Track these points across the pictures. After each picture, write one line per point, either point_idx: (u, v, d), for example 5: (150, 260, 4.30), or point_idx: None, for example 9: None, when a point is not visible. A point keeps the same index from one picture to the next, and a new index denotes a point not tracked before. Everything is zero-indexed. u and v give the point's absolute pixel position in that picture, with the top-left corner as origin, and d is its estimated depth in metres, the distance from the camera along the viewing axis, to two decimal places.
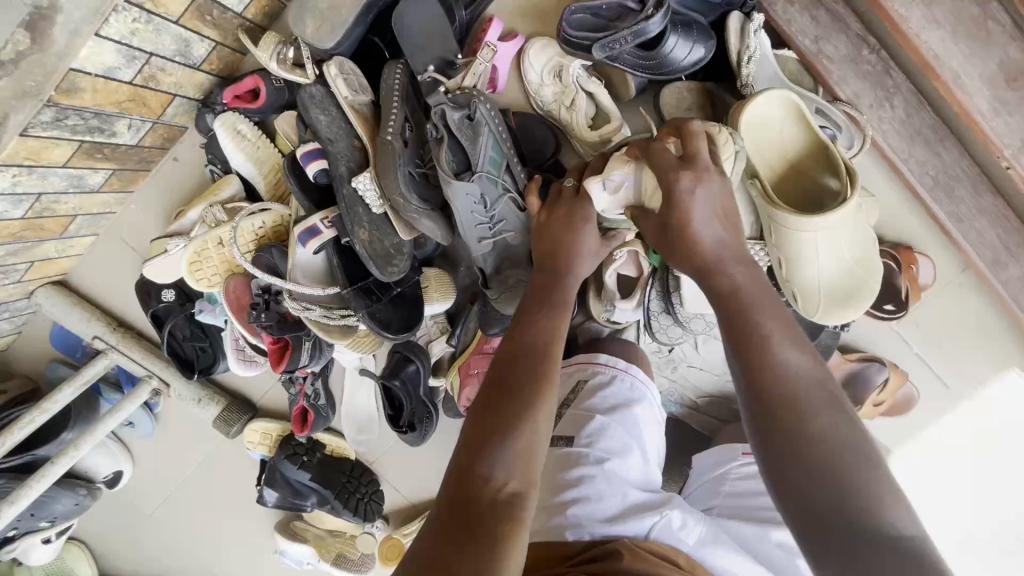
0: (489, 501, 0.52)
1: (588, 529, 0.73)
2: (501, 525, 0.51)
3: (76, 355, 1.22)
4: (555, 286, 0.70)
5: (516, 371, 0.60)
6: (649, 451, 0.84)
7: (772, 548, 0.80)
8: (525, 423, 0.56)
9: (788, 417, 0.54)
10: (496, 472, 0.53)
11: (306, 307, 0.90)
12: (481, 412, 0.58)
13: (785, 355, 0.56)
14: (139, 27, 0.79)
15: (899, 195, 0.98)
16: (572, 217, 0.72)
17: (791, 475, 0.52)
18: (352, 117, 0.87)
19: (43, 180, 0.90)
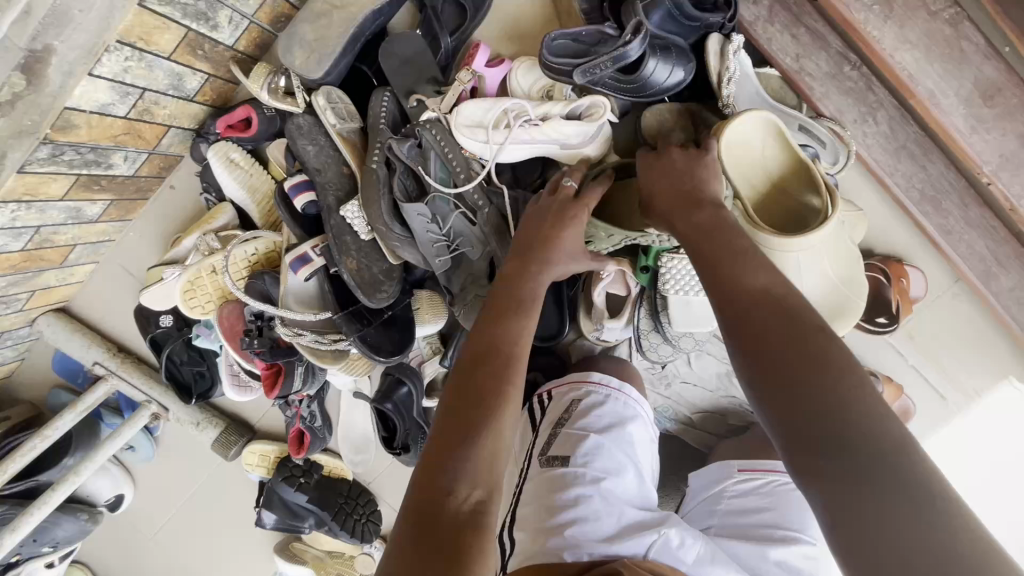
0: (456, 514, 0.52)
1: (586, 549, 0.71)
2: (465, 536, 0.50)
3: (78, 380, 1.24)
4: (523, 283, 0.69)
5: (477, 378, 0.60)
6: (644, 471, 0.83)
7: (771, 567, 0.79)
8: (490, 434, 0.56)
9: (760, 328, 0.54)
10: (458, 485, 0.53)
11: (298, 333, 0.91)
12: (448, 416, 0.58)
13: (748, 273, 0.59)
14: (132, 64, 0.81)
15: (887, 208, 0.98)
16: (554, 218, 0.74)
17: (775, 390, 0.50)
18: (342, 146, 0.90)
19: (41, 214, 0.92)
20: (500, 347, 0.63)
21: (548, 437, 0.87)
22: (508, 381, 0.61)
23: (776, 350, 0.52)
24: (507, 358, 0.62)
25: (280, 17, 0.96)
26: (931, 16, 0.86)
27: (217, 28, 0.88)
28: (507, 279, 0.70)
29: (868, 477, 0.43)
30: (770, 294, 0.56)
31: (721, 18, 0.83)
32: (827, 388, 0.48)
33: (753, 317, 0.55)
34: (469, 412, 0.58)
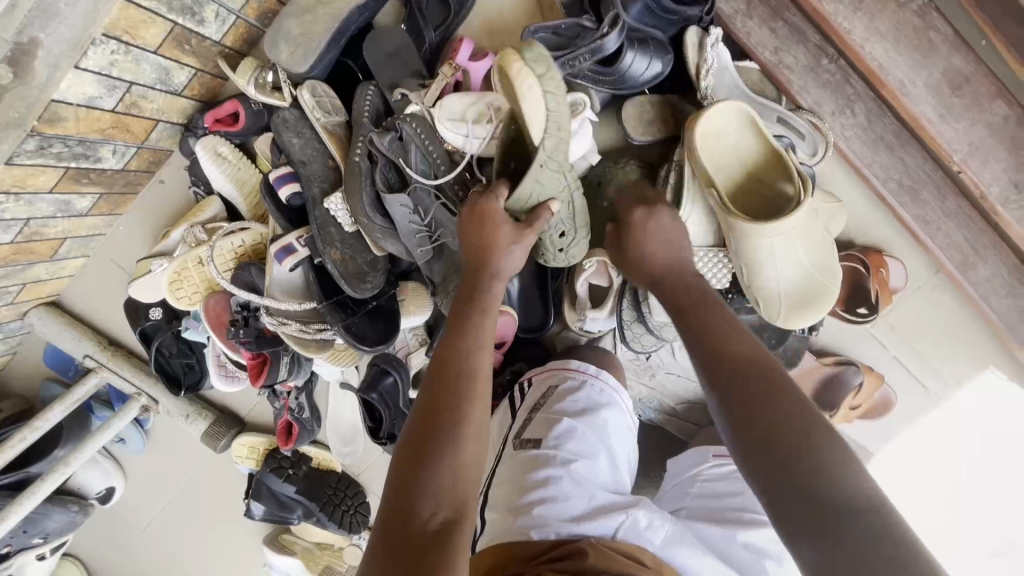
0: (422, 532, 0.53)
1: (552, 529, 0.72)
2: (434, 553, 0.52)
3: (69, 373, 1.25)
4: (476, 293, 0.70)
5: (441, 393, 0.62)
6: (618, 458, 0.84)
7: (737, 549, 0.80)
8: (452, 451, 0.58)
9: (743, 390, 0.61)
10: (423, 503, 0.55)
11: (283, 322, 0.91)
12: (413, 437, 0.60)
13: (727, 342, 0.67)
14: (118, 58, 0.83)
15: (867, 199, 1.00)
16: (479, 224, 0.72)
17: (758, 451, 0.57)
18: (326, 140, 0.92)
19: (30, 207, 0.94)
20: (459, 361, 0.64)
21: (524, 421, 0.89)
22: (469, 396, 0.62)
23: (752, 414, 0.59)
24: (469, 373, 0.63)
25: (267, 12, 0.97)
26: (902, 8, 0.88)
27: (204, 23, 0.89)
28: (464, 295, 0.71)
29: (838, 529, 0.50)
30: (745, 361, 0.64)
31: (698, 11, 0.84)
32: (802, 439, 0.56)
33: (733, 382, 0.62)
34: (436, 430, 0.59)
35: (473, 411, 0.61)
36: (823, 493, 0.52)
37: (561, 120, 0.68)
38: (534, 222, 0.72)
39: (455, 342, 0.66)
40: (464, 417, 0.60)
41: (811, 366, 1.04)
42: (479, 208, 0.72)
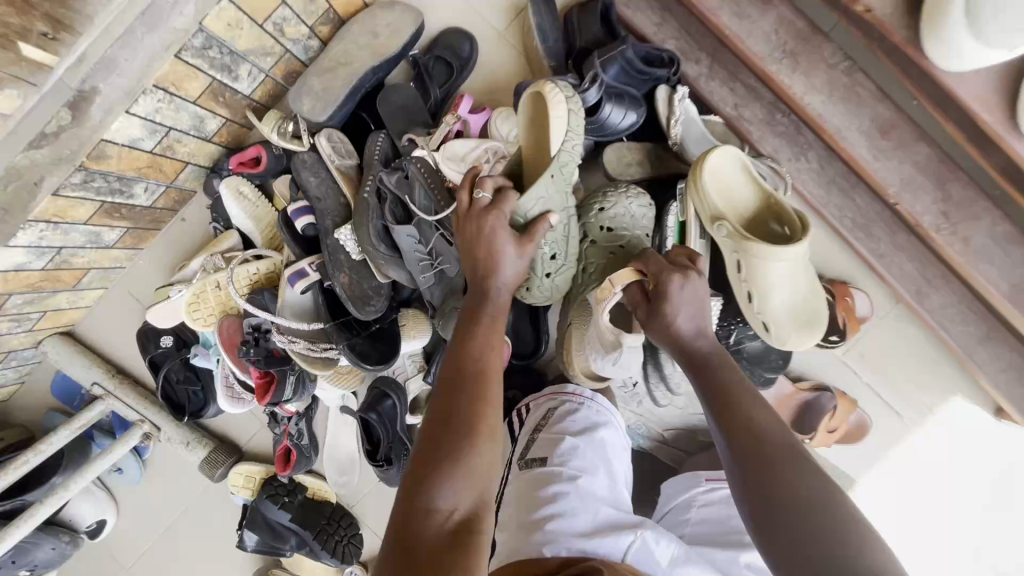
0: (438, 532, 0.56)
1: (563, 543, 0.73)
2: (447, 550, 0.55)
3: (73, 403, 1.27)
4: (485, 302, 0.77)
5: (450, 398, 0.65)
6: (618, 474, 0.88)
7: (742, 570, 0.82)
8: (467, 457, 0.60)
9: (769, 470, 0.62)
10: (440, 503, 0.58)
11: (291, 340, 0.97)
12: (425, 436, 0.63)
13: (754, 412, 0.67)
14: (162, 105, 0.95)
15: (827, 235, 1.10)
16: (480, 237, 0.77)
17: (790, 540, 0.58)
18: (340, 180, 1.02)
19: (65, 236, 1.02)
20: (468, 364, 0.69)
21: (528, 442, 0.94)
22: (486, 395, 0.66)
23: (782, 500, 0.60)
24: (483, 379, 0.67)
25: (293, 72, 1.12)
26: (832, 68, 0.96)
27: (238, 79, 1.03)
28: (471, 308, 0.77)
29: None
30: (772, 441, 0.64)
31: (666, 72, 0.99)
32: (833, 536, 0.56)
33: (763, 461, 0.63)
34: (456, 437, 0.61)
35: (486, 413, 0.64)
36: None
37: (575, 132, 0.83)
38: (537, 230, 0.80)
39: (464, 349, 0.71)
40: (476, 416, 0.64)
41: (789, 391, 1.10)
42: (487, 214, 0.77)
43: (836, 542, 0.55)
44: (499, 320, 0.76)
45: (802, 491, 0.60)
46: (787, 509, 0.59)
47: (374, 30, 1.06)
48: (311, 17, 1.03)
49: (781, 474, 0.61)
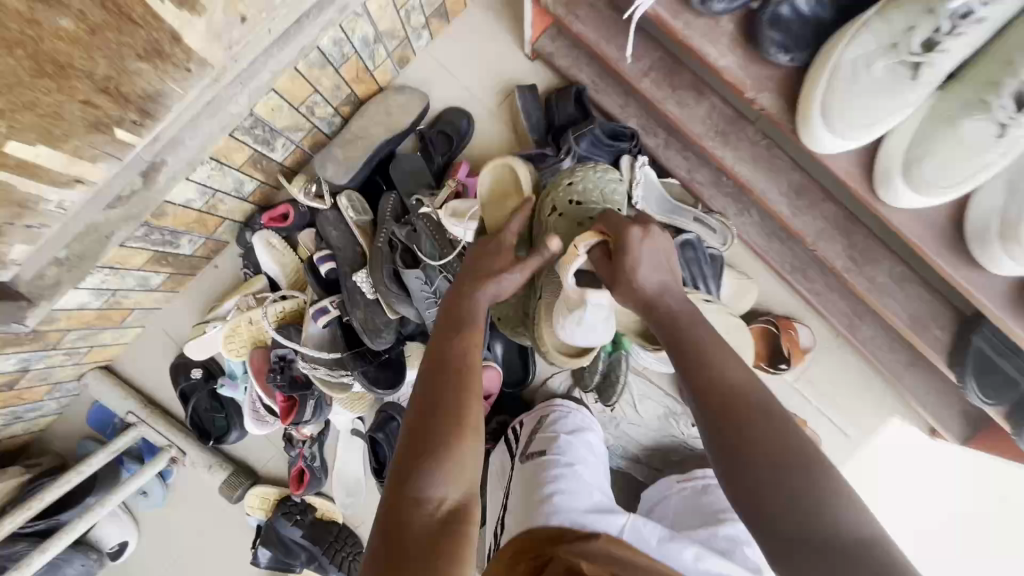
0: (428, 522, 0.63)
1: (567, 514, 0.87)
2: (437, 539, 0.61)
3: (106, 431, 1.40)
4: (466, 301, 0.82)
5: (435, 395, 0.71)
6: (603, 467, 1.04)
7: (721, 540, 0.96)
8: (451, 451, 0.67)
9: (738, 413, 0.64)
10: (428, 495, 0.64)
11: (314, 366, 1.14)
12: (413, 431, 0.69)
13: (721, 362, 0.69)
14: (214, 172, 1.16)
15: (771, 277, 1.29)
16: (482, 259, 0.88)
17: (759, 475, 0.59)
18: (358, 233, 1.22)
19: (121, 280, 1.20)
20: (450, 360, 0.75)
21: (528, 440, 1.10)
22: (468, 390, 0.73)
23: (750, 439, 0.61)
24: (464, 377, 0.73)
25: (318, 143, 1.34)
26: (755, 145, 1.07)
27: (274, 150, 1.24)
28: (451, 306, 0.82)
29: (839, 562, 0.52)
30: (739, 387, 0.66)
31: (629, 146, 1.20)
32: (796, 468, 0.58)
33: (731, 404, 0.64)
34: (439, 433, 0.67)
35: (468, 407, 0.70)
36: (819, 528, 0.54)
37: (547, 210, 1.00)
38: (533, 259, 0.85)
39: (447, 345, 0.76)
40: (461, 412, 0.70)
41: None
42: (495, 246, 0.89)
43: (803, 473, 0.58)
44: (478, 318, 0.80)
45: (767, 441, 0.61)
46: (752, 445, 0.61)
47: (388, 110, 1.30)
48: (337, 100, 1.26)
49: (747, 426, 0.62)
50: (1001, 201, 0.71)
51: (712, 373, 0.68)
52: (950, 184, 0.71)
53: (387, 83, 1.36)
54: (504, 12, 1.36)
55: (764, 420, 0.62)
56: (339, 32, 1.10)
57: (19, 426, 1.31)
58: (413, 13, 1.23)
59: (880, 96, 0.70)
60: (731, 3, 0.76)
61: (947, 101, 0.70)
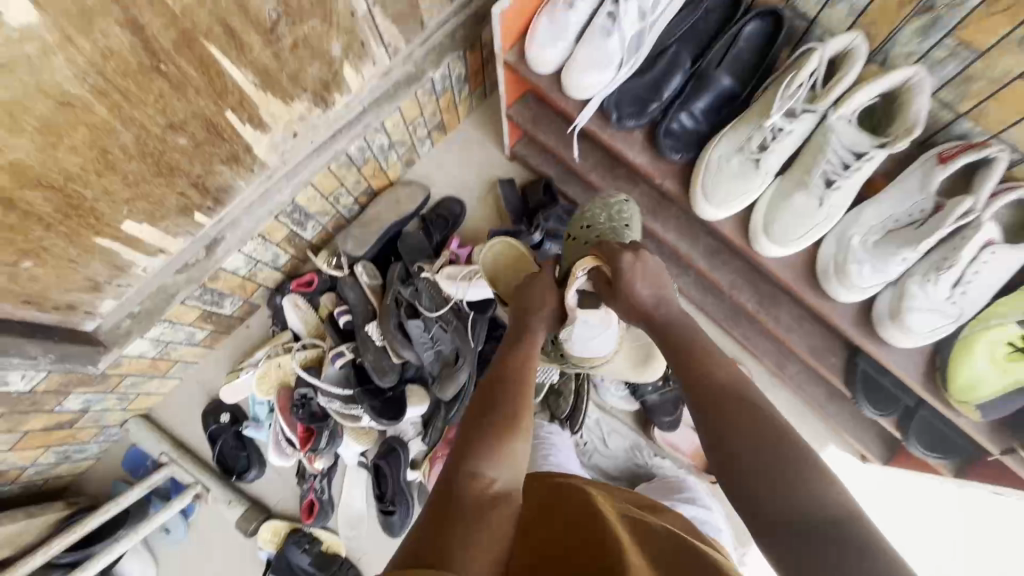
0: (480, 492, 0.71)
1: None
2: (483, 509, 0.69)
3: (137, 473, 1.59)
4: (523, 328, 0.99)
5: (495, 396, 0.86)
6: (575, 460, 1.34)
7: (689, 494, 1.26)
8: (502, 444, 0.78)
9: (732, 413, 0.75)
10: (483, 472, 0.74)
11: (330, 400, 1.38)
12: (472, 425, 0.82)
13: (718, 374, 0.81)
14: (259, 247, 1.47)
15: (712, 326, 1.56)
16: (523, 292, 1.05)
17: (751, 463, 0.68)
18: (370, 293, 1.51)
19: (174, 333, 1.46)
20: (508, 371, 0.90)
21: None
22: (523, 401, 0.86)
23: (744, 435, 0.71)
24: (521, 388, 0.87)
25: (340, 224, 1.66)
26: (679, 219, 1.29)
27: (306, 229, 1.56)
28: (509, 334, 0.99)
29: (823, 535, 0.59)
30: (735, 393, 0.78)
31: None
32: (785, 458, 0.67)
33: (726, 407, 0.76)
34: (497, 429, 0.79)
35: (519, 409, 0.83)
36: (803, 506, 0.63)
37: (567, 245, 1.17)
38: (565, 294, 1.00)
39: (511, 361, 0.93)
40: (516, 413, 0.83)
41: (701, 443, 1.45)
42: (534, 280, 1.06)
43: (791, 462, 0.67)
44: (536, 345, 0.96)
45: (759, 440, 0.70)
46: (745, 437, 0.71)
47: (397, 199, 1.65)
48: (357, 191, 1.61)
49: (741, 428, 0.72)
50: (833, 249, 1.03)
51: (708, 382, 0.80)
52: (796, 237, 1.02)
53: (397, 178, 1.72)
54: (487, 127, 1.78)
55: (756, 419, 0.73)
56: (363, 142, 1.47)
57: (65, 467, 1.51)
58: (418, 127, 1.62)
59: (739, 180, 1.02)
60: (638, 120, 1.11)
61: (783, 184, 1.03)
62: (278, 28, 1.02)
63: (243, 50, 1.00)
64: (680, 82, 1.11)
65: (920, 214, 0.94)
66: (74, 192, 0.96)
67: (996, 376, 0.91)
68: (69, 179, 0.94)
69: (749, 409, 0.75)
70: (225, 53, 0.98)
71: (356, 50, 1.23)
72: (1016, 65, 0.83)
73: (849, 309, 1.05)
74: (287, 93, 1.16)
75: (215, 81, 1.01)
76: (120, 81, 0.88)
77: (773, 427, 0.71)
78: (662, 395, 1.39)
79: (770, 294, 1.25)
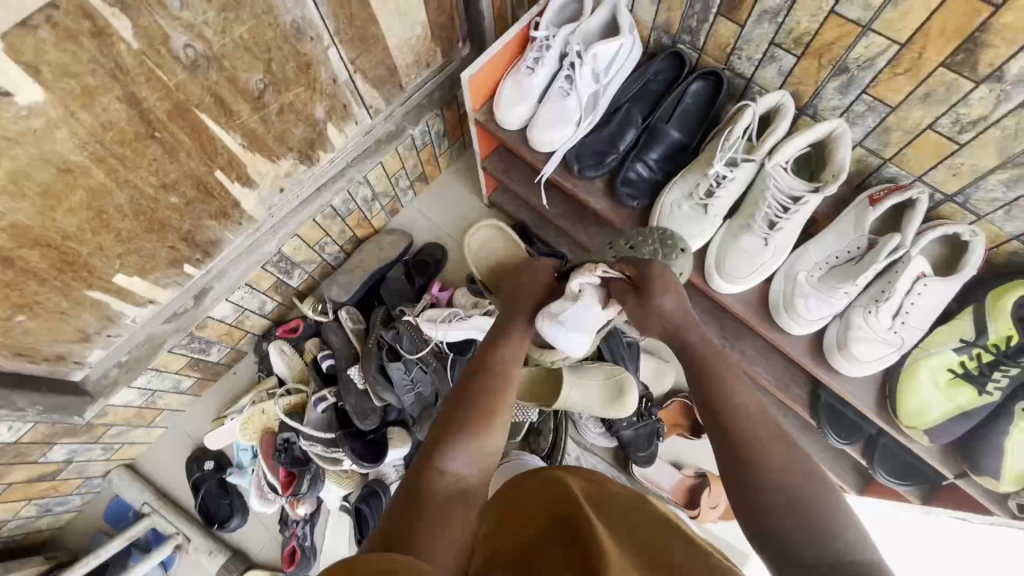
0: (447, 487, 0.77)
1: None
2: (454, 506, 0.74)
3: (119, 525, 1.59)
4: (509, 323, 1.05)
5: (472, 391, 0.90)
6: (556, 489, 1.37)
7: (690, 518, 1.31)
8: (472, 441, 0.83)
9: (755, 437, 0.78)
10: (450, 466, 0.79)
11: (312, 444, 1.40)
12: (446, 418, 0.86)
13: (741, 393, 0.84)
14: (246, 295, 1.53)
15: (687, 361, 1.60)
16: (523, 290, 1.10)
17: (769, 488, 0.73)
18: (353, 337, 1.56)
19: (161, 381, 1.49)
20: (489, 366, 0.95)
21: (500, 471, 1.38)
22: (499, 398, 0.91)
23: (768, 461, 0.75)
24: (499, 385, 0.92)
25: (327, 272, 1.73)
26: None
27: (292, 277, 1.63)
28: (497, 327, 1.05)
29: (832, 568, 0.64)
30: (759, 417, 0.81)
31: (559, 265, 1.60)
32: (803, 489, 0.72)
33: (750, 430, 0.79)
34: (471, 424, 0.85)
35: (497, 409, 0.89)
36: (820, 537, 0.67)
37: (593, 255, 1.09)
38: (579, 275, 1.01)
39: (489, 354, 0.98)
40: (492, 411, 0.88)
41: (680, 478, 1.47)
42: (533, 278, 1.12)
43: (809, 493, 0.72)
44: (522, 342, 1.03)
45: (783, 470, 0.74)
46: (767, 462, 0.75)
47: (381, 246, 1.73)
48: (343, 240, 1.69)
49: (764, 457, 0.76)
50: (781, 285, 1.10)
51: (732, 400, 0.83)
52: (743, 277, 1.09)
53: (382, 226, 1.80)
54: (467, 178, 1.88)
55: (779, 446, 0.77)
56: (347, 194, 1.56)
57: (46, 520, 1.50)
58: (401, 179, 1.71)
59: (689, 225, 1.11)
60: (598, 170, 1.21)
61: (731, 228, 1.12)
62: (265, 97, 1.12)
63: (233, 117, 1.10)
64: (634, 136, 1.21)
65: (857, 250, 1.02)
66: (70, 250, 1.03)
67: (939, 401, 0.97)
68: (66, 237, 1.01)
69: (772, 435, 0.78)
70: (216, 120, 1.07)
71: (339, 112, 1.34)
72: (924, 118, 0.93)
73: (802, 341, 1.11)
74: (274, 153, 1.25)
75: (206, 145, 1.10)
76: (118, 148, 0.96)
77: (793, 457, 0.76)
78: (636, 429, 1.41)
79: (733, 328, 1.30)
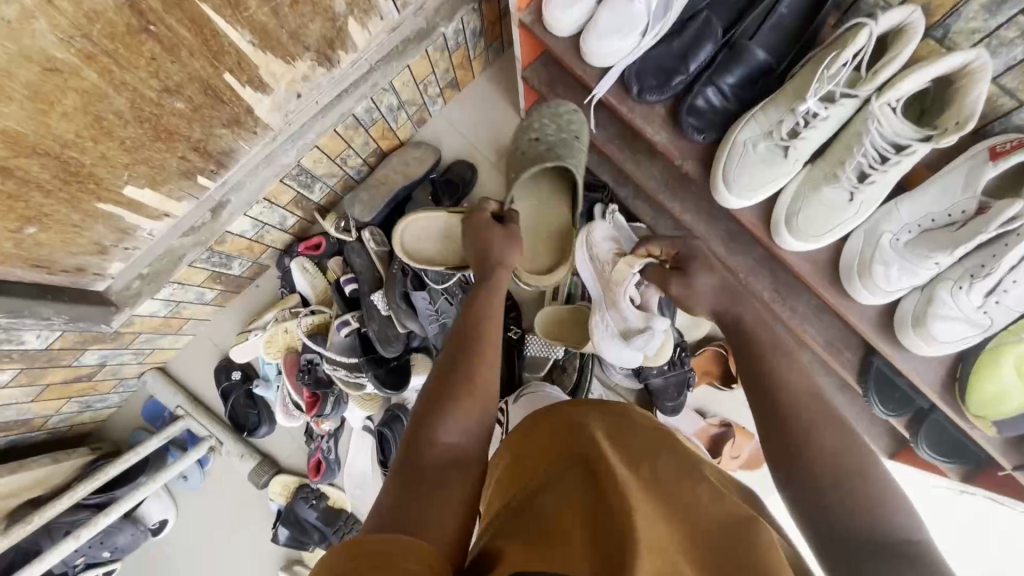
0: (437, 458, 0.68)
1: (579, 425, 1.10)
2: (452, 476, 0.66)
3: (156, 423, 1.67)
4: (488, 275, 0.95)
5: (461, 352, 0.80)
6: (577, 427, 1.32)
7: None
8: (459, 404, 0.73)
9: (801, 417, 0.67)
10: (441, 435, 0.70)
11: (336, 368, 1.41)
12: (434, 385, 0.77)
13: (784, 364, 0.71)
14: (264, 211, 1.45)
15: None
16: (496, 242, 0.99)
17: (820, 471, 0.62)
18: (378, 261, 1.47)
19: (184, 293, 1.47)
20: (472, 323, 0.85)
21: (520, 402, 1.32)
22: (487, 353, 0.82)
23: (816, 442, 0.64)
24: (486, 340, 0.83)
25: (349, 186, 1.62)
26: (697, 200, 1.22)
27: (313, 191, 1.53)
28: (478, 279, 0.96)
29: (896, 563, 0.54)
30: (805, 391, 0.68)
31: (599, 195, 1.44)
32: (860, 476, 0.61)
33: (796, 407, 0.67)
34: (460, 387, 0.75)
35: (482, 366, 0.79)
36: (880, 529, 0.57)
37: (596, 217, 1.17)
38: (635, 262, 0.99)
39: (472, 309, 0.88)
40: (479, 369, 0.78)
41: (702, 428, 1.45)
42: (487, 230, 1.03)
43: (863, 482, 0.60)
44: (500, 290, 0.93)
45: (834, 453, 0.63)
46: (814, 444, 0.64)
47: (406, 161, 1.59)
48: (366, 152, 1.55)
49: (812, 436, 0.64)
50: (859, 245, 0.96)
51: (777, 373, 0.71)
52: (814, 234, 0.95)
53: (407, 137, 1.65)
54: (502, 87, 1.68)
55: (831, 427, 0.65)
56: (370, 103, 1.40)
57: (88, 415, 1.59)
58: (430, 85, 1.53)
59: (763, 167, 0.96)
60: (660, 94, 1.03)
61: (810, 176, 0.97)
62: None
63: (239, 8, 0.93)
64: (709, 53, 1.01)
65: (961, 215, 0.87)
66: (72, 159, 0.94)
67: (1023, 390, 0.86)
68: (64, 145, 0.91)
69: (822, 413, 0.66)
70: (219, 12, 0.91)
71: (362, 4, 1.14)
72: None
73: (870, 310, 0.99)
74: (289, 53, 1.09)
75: (210, 42, 0.94)
76: (109, 44, 0.82)
77: (845, 439, 0.64)
78: (667, 378, 1.35)
79: (788, 284, 1.19)
